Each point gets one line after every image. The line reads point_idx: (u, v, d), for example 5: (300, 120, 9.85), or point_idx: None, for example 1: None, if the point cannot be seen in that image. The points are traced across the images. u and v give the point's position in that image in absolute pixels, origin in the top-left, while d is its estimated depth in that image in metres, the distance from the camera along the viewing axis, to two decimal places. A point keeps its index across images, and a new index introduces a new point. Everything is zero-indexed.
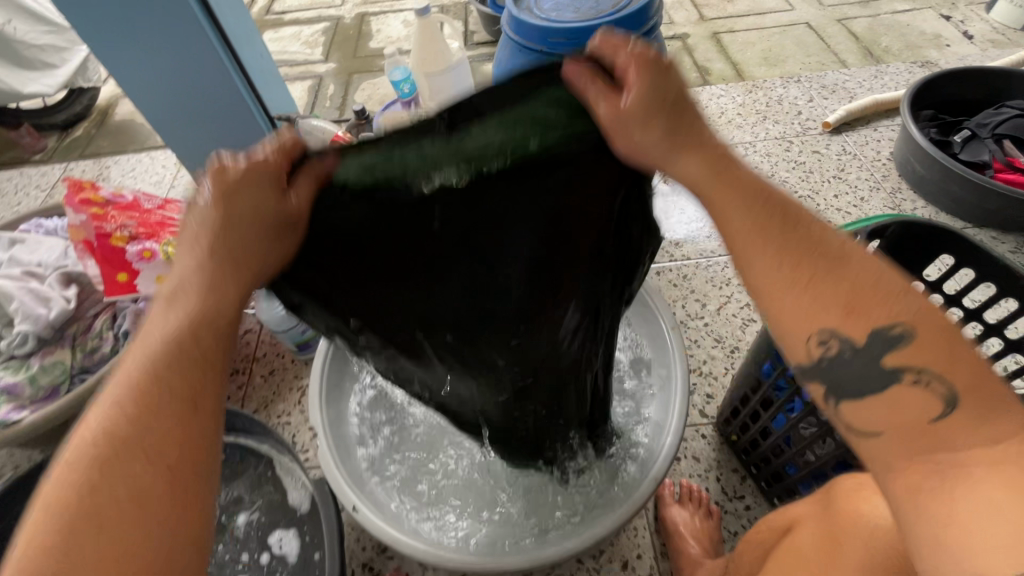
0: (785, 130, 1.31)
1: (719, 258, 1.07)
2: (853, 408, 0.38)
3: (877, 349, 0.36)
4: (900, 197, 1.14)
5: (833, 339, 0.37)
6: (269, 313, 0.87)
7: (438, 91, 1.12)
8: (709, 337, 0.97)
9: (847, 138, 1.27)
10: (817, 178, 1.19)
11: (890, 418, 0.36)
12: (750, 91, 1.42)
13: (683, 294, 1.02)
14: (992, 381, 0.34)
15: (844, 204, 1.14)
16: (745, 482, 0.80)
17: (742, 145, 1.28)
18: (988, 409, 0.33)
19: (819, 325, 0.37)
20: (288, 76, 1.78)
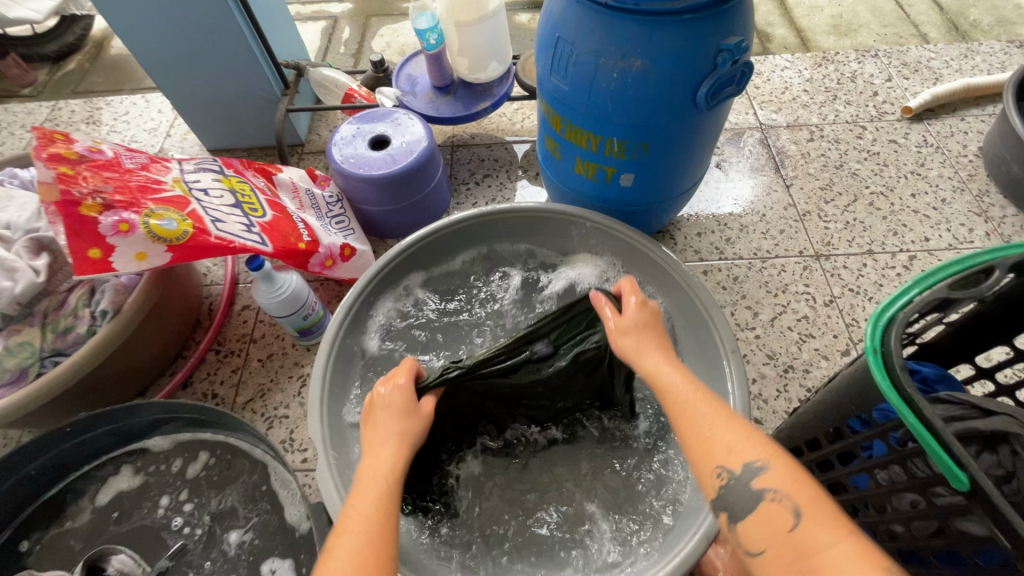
0: (858, 112, 1.15)
1: (776, 260, 0.95)
2: (744, 528, 0.43)
3: (748, 478, 0.43)
4: (987, 201, 1.00)
5: (723, 472, 0.44)
6: (267, 297, 0.77)
7: (469, 45, 0.97)
8: (759, 352, 0.86)
9: (929, 127, 1.11)
10: (892, 172, 1.05)
11: (764, 534, 0.41)
12: (820, 64, 1.25)
13: (733, 299, 0.91)
14: (824, 501, 0.40)
15: (922, 205, 1.00)
16: None
17: (807, 128, 1.13)
18: (830, 529, 0.39)
19: (712, 461, 0.45)
20: (299, 16, 1.61)
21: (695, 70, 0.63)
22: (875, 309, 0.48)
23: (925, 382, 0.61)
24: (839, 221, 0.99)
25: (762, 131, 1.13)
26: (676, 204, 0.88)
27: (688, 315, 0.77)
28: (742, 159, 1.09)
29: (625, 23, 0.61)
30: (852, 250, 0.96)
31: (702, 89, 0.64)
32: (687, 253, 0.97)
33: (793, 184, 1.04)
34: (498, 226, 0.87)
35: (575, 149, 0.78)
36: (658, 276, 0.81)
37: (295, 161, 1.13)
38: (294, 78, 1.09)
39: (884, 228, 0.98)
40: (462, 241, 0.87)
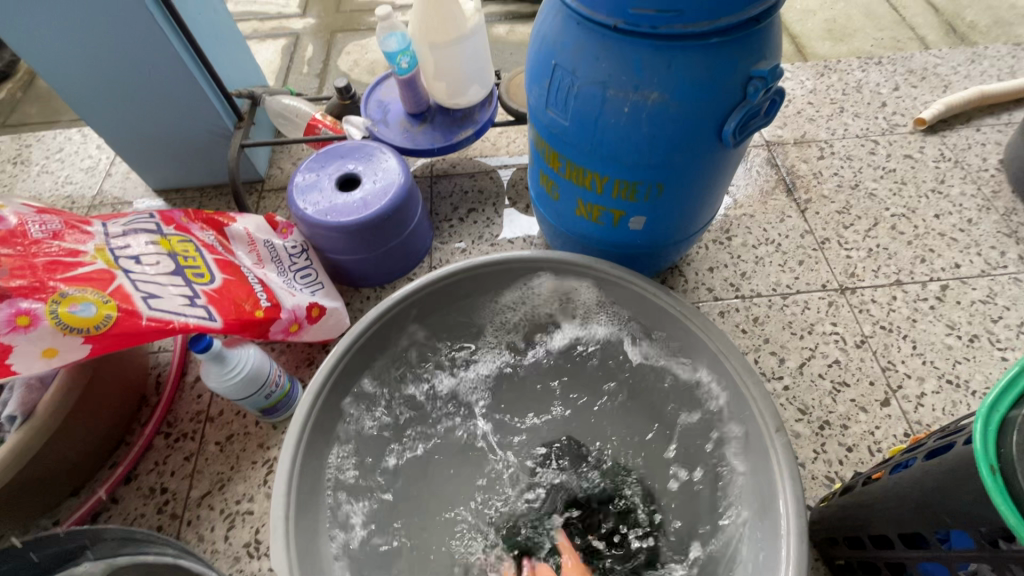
0: (867, 125, 1.07)
1: (797, 296, 0.86)
2: None
3: None
4: (1016, 220, 0.92)
5: None
6: (219, 379, 0.64)
7: (445, 68, 0.86)
8: (791, 406, 0.76)
9: (944, 139, 1.04)
10: (912, 191, 0.97)
11: None
12: (822, 73, 1.17)
13: (755, 344, 0.81)
14: None
15: (948, 227, 0.92)
16: None
17: (816, 144, 1.04)
18: None
19: None
20: (258, 34, 1.48)
21: (721, 101, 0.53)
22: (979, 406, 0.39)
23: None
24: (861, 248, 0.91)
25: (768, 149, 1.04)
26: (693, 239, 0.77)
27: (719, 382, 0.66)
28: (751, 182, 1.00)
29: (637, 48, 0.51)
30: (879, 281, 0.87)
31: (729, 124, 0.54)
32: (699, 291, 0.87)
33: (808, 209, 0.96)
34: (488, 278, 0.75)
35: (576, 190, 0.67)
36: (680, 333, 0.69)
37: (254, 200, 1.00)
38: (249, 108, 0.96)
39: (910, 255, 0.89)
40: (448, 299, 0.75)
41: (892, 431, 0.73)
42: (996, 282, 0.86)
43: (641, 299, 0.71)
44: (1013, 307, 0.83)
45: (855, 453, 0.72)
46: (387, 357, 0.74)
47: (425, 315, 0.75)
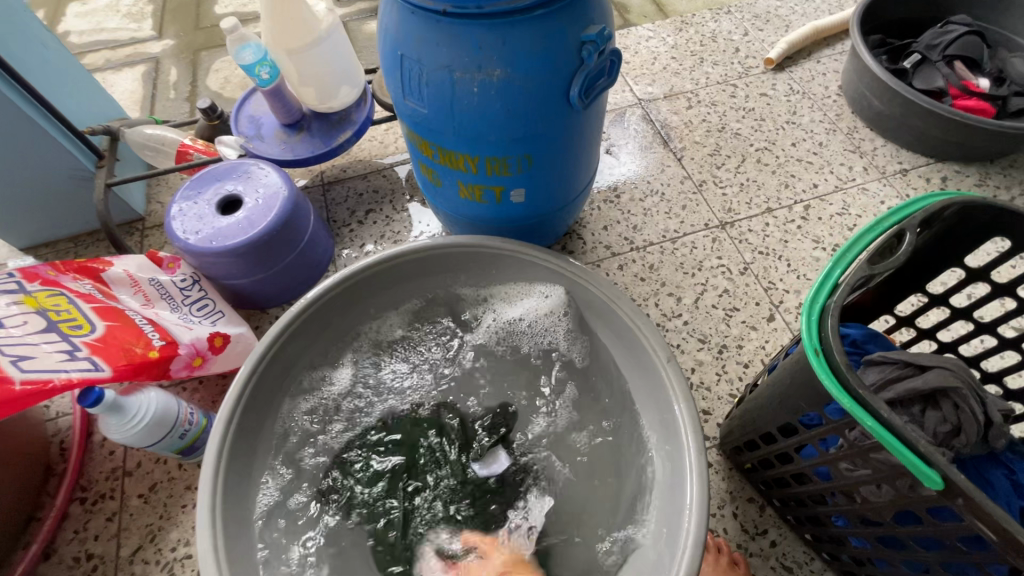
0: (726, 72, 1.15)
1: (685, 238, 0.93)
2: None
3: None
4: (858, 136, 1.04)
5: None
6: (122, 430, 0.62)
7: (310, 73, 0.86)
8: (691, 338, 0.83)
9: (792, 74, 1.14)
10: (770, 126, 1.06)
11: None
12: (680, 28, 1.24)
13: (653, 290, 0.88)
14: None
15: (804, 152, 1.02)
16: (765, 513, 0.70)
17: (684, 95, 1.12)
18: None
19: None
20: (111, 63, 1.38)
21: (560, 69, 0.57)
22: (804, 304, 0.45)
23: (856, 344, 0.61)
24: (734, 184, 0.99)
25: (642, 107, 1.10)
26: (580, 199, 0.82)
27: (616, 329, 0.71)
28: (630, 140, 1.06)
29: (471, 29, 0.53)
30: (753, 211, 0.96)
31: (573, 89, 0.58)
32: (598, 250, 0.93)
33: (684, 157, 1.03)
34: (397, 270, 0.77)
35: (454, 175, 0.69)
36: (570, 289, 0.74)
37: (137, 240, 0.95)
38: (109, 144, 0.90)
39: (776, 183, 0.99)
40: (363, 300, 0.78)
41: (779, 342, 0.82)
42: (848, 195, 0.97)
43: (541, 269, 0.75)
44: (863, 214, 0.95)
45: (751, 368, 0.80)
46: (314, 368, 0.77)
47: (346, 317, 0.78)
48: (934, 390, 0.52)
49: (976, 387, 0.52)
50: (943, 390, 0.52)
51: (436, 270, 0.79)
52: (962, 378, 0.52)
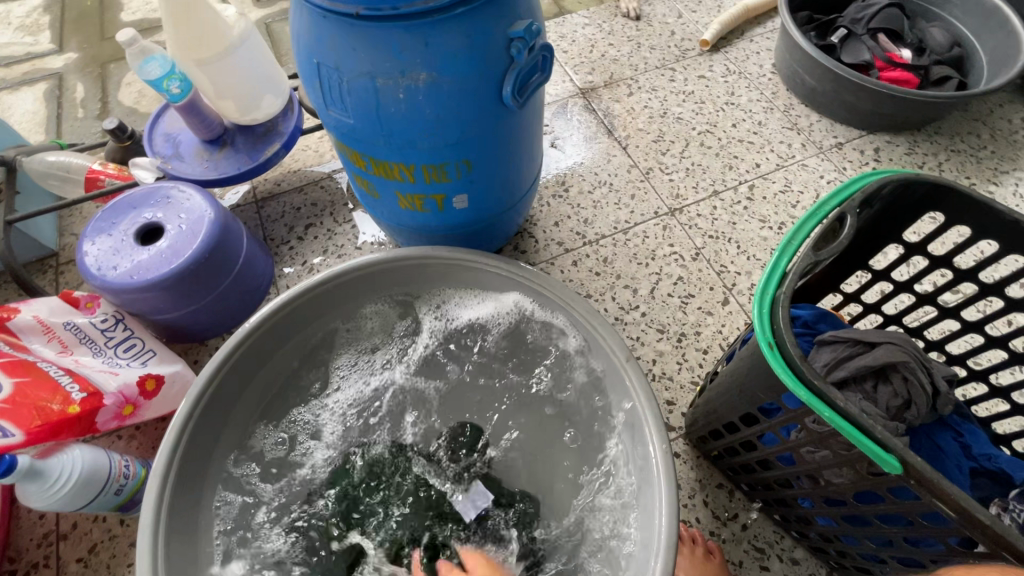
0: (663, 56, 1.15)
1: (636, 228, 0.92)
2: None
3: None
4: (794, 113, 1.06)
5: None
6: (44, 496, 0.56)
7: (226, 84, 0.80)
8: (650, 329, 0.83)
9: (727, 55, 1.15)
10: (711, 108, 1.07)
11: None
12: (615, 13, 1.23)
13: (609, 283, 0.87)
14: None
15: (744, 132, 1.03)
16: (735, 497, 0.70)
17: (624, 82, 1.11)
18: None
19: None
20: (6, 82, 1.25)
21: (489, 68, 0.54)
22: (754, 296, 0.44)
23: (808, 325, 0.62)
24: (680, 169, 0.99)
25: (583, 97, 1.09)
26: (527, 197, 0.80)
27: (572, 330, 0.69)
28: (574, 132, 1.04)
29: (390, 32, 0.49)
30: (700, 195, 0.96)
31: (506, 89, 0.55)
32: (551, 247, 0.91)
33: (629, 145, 1.02)
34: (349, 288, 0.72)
35: (391, 184, 0.66)
36: (529, 295, 0.72)
37: (50, 279, 0.86)
38: (6, 177, 0.81)
39: (720, 165, 0.99)
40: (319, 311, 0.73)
41: (735, 325, 0.83)
42: (789, 172, 0.99)
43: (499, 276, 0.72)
44: (805, 190, 0.96)
45: (710, 353, 0.81)
46: (276, 385, 0.74)
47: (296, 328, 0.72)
48: (884, 364, 0.53)
49: (922, 358, 0.54)
50: (892, 364, 0.53)
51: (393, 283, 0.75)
52: (908, 351, 0.53)
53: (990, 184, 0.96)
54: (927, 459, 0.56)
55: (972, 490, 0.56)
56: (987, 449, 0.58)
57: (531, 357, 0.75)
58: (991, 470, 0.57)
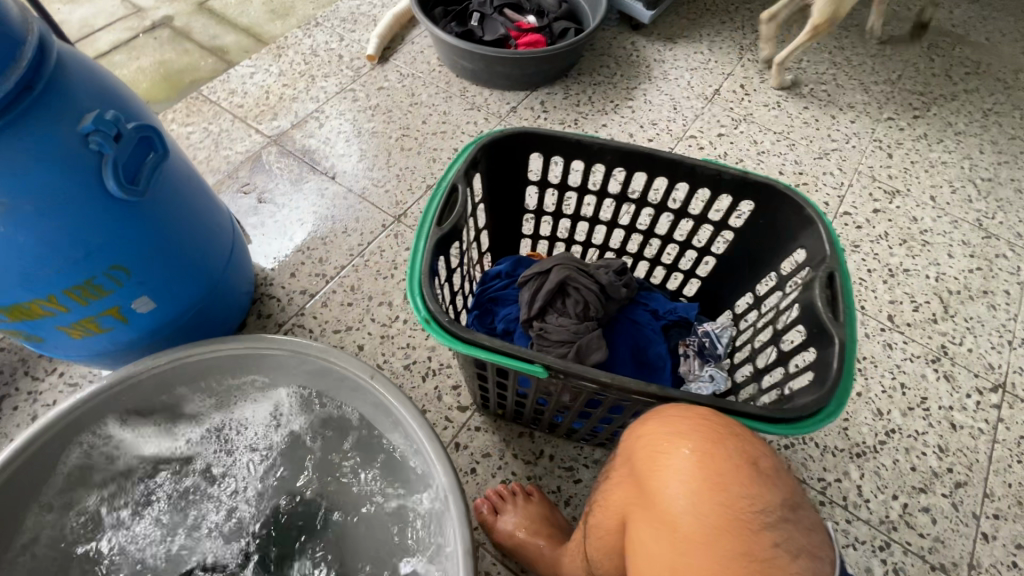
0: (340, 80, 1.18)
1: (370, 247, 0.95)
2: None
3: None
4: (470, 94, 1.18)
5: None
6: None
7: None
8: (415, 330, 0.87)
9: (396, 62, 1.22)
10: (399, 113, 1.13)
11: None
12: (279, 55, 1.22)
13: (364, 308, 0.88)
14: None
15: (435, 125, 1.12)
16: (535, 437, 0.78)
17: (312, 117, 1.11)
18: None
19: None
20: None
21: (75, 170, 0.50)
22: (407, 282, 0.49)
23: (511, 274, 0.71)
24: (392, 178, 1.04)
25: (275, 143, 1.07)
26: (239, 255, 0.78)
27: (334, 382, 0.67)
28: (279, 180, 1.02)
29: None
30: (417, 194, 1.02)
31: (109, 185, 0.52)
32: (296, 298, 0.89)
33: (337, 173, 1.04)
34: (103, 414, 0.65)
35: (46, 321, 0.58)
36: (290, 364, 0.68)
37: None
38: None
39: (425, 161, 1.06)
40: (92, 450, 0.66)
41: None
42: None
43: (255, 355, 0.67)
44: None
45: None
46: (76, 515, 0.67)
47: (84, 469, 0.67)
48: (559, 284, 0.64)
49: (585, 266, 0.66)
50: (564, 281, 0.64)
51: (154, 392, 0.68)
52: (571, 265, 0.64)
53: (628, 101, 1.18)
54: (627, 335, 0.68)
55: (668, 342, 0.70)
56: (668, 306, 0.72)
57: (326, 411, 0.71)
58: (674, 322, 0.71)
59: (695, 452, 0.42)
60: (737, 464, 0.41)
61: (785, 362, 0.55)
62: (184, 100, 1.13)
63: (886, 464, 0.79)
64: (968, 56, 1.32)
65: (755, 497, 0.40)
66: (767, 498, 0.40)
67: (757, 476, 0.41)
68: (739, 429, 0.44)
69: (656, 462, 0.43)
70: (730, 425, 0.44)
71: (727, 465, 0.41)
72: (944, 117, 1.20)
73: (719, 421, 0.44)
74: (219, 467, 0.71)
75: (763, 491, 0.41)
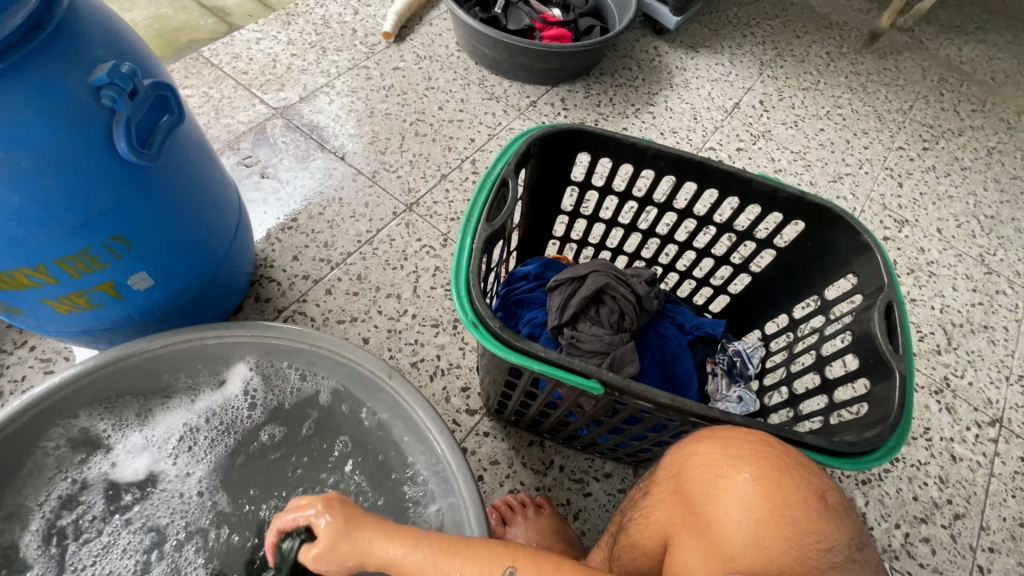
0: (352, 56, 1.12)
1: (379, 235, 0.90)
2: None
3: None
4: (488, 84, 1.13)
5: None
6: None
7: None
8: (424, 326, 0.83)
9: (413, 43, 1.17)
10: (414, 97, 1.08)
11: None
12: (288, 22, 1.15)
13: (370, 298, 0.84)
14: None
15: (451, 112, 1.07)
16: (546, 446, 0.75)
17: (322, 91, 1.05)
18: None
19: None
20: None
21: (83, 125, 0.44)
22: (452, 281, 0.45)
23: (538, 277, 0.68)
24: (404, 164, 0.99)
25: (281, 116, 1.01)
26: (243, 233, 0.73)
27: (346, 376, 0.63)
28: (284, 155, 0.96)
29: None
30: (431, 183, 0.97)
31: (120, 145, 0.46)
32: (297, 283, 0.84)
33: (346, 153, 0.98)
34: (90, 391, 0.59)
35: (29, 292, 0.52)
36: (301, 352, 0.64)
37: None
38: None
39: (439, 149, 1.02)
40: (67, 427, 0.60)
41: None
42: (501, 138, 1.06)
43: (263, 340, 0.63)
44: None
45: None
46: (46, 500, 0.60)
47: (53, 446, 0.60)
48: (594, 291, 0.61)
49: (620, 274, 0.63)
50: (599, 289, 0.61)
51: (147, 372, 0.62)
52: (606, 273, 0.62)
53: (649, 106, 1.15)
54: (655, 349, 0.66)
55: (694, 358, 0.68)
56: (695, 320, 0.70)
57: (334, 404, 0.68)
58: (702, 337, 0.69)
59: (763, 479, 0.39)
60: (808, 499, 0.39)
61: (832, 390, 0.53)
62: (182, 60, 1.05)
63: (890, 493, 0.79)
64: (974, 93, 1.35)
65: (823, 534, 0.38)
66: (836, 536, 0.39)
67: (823, 510, 0.39)
68: (802, 458, 0.41)
69: (718, 487, 0.40)
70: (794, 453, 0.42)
71: (797, 497, 0.38)
72: (951, 152, 1.22)
73: (782, 448, 0.41)
74: (211, 456, 0.66)
75: (831, 527, 0.39)
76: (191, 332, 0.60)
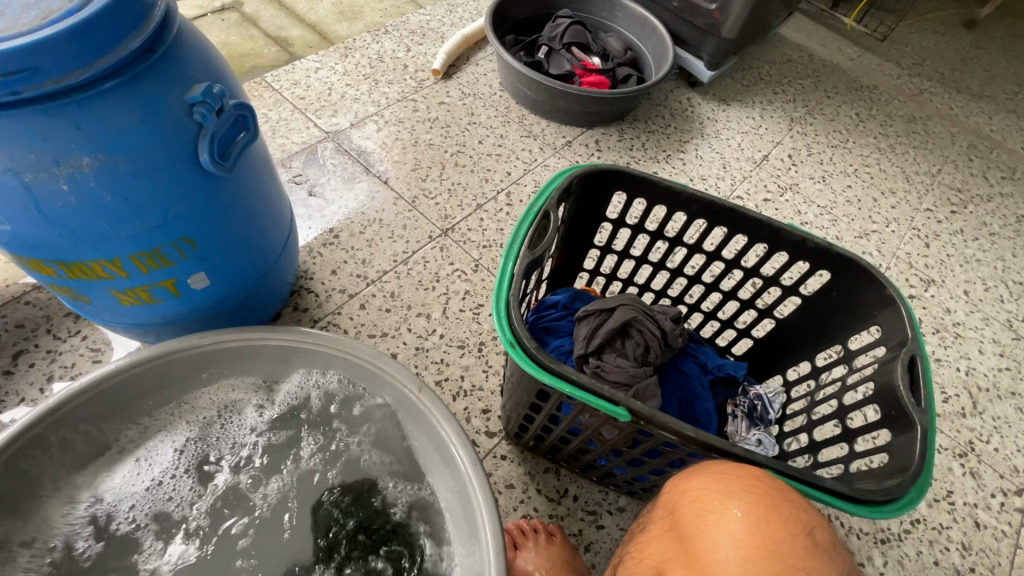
0: (402, 89, 1.19)
1: (414, 257, 0.94)
2: None
3: None
4: (527, 122, 1.20)
5: None
6: None
7: None
8: (450, 347, 0.85)
9: (459, 80, 1.24)
10: (457, 130, 1.14)
11: None
12: (345, 55, 1.24)
13: (402, 316, 0.87)
14: None
15: (491, 147, 1.13)
16: (561, 475, 0.76)
17: (371, 119, 1.12)
18: None
19: None
20: None
21: (174, 136, 0.49)
22: (493, 303, 0.48)
23: (567, 306, 0.70)
24: (443, 191, 1.04)
25: (332, 139, 1.07)
26: (291, 247, 0.77)
27: (380, 389, 0.66)
28: (331, 176, 1.02)
29: (19, 117, 0.42)
30: (466, 211, 1.02)
31: (202, 156, 0.51)
32: (334, 296, 0.88)
33: (389, 178, 1.04)
34: (146, 378, 0.63)
35: (101, 283, 0.57)
36: (338, 364, 0.66)
37: None
38: None
39: (477, 180, 1.07)
40: (123, 410, 0.65)
41: None
42: (536, 174, 1.11)
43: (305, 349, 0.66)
44: None
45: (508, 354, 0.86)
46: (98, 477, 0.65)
47: (100, 426, 0.64)
48: (621, 324, 0.63)
49: (647, 310, 0.65)
50: (626, 322, 0.63)
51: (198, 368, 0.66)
52: (634, 307, 0.64)
53: (680, 153, 1.20)
54: (677, 386, 0.67)
55: (714, 398, 0.69)
56: (717, 361, 0.71)
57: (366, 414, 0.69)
58: (723, 378, 0.70)
59: (751, 514, 0.39)
60: (794, 535, 0.39)
61: (852, 440, 0.54)
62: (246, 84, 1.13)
63: (910, 555, 0.77)
64: (1004, 161, 1.37)
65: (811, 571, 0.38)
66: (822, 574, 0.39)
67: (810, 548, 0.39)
68: (792, 494, 0.42)
69: (704, 520, 0.40)
70: (788, 492, 0.43)
71: (785, 534, 0.39)
72: (979, 217, 1.23)
73: (773, 485, 0.42)
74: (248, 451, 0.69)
75: (818, 565, 0.39)
76: (242, 334, 0.64)
